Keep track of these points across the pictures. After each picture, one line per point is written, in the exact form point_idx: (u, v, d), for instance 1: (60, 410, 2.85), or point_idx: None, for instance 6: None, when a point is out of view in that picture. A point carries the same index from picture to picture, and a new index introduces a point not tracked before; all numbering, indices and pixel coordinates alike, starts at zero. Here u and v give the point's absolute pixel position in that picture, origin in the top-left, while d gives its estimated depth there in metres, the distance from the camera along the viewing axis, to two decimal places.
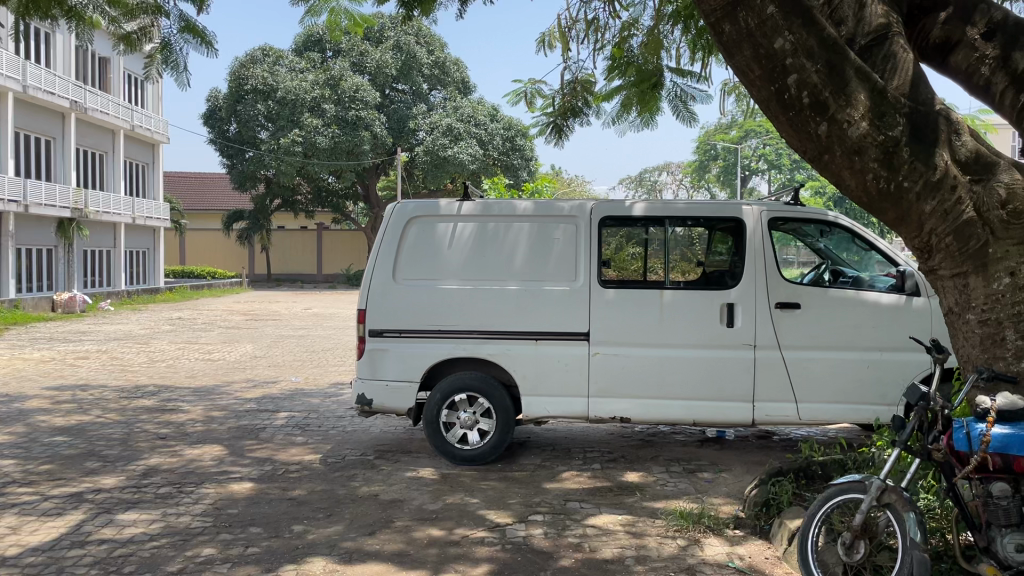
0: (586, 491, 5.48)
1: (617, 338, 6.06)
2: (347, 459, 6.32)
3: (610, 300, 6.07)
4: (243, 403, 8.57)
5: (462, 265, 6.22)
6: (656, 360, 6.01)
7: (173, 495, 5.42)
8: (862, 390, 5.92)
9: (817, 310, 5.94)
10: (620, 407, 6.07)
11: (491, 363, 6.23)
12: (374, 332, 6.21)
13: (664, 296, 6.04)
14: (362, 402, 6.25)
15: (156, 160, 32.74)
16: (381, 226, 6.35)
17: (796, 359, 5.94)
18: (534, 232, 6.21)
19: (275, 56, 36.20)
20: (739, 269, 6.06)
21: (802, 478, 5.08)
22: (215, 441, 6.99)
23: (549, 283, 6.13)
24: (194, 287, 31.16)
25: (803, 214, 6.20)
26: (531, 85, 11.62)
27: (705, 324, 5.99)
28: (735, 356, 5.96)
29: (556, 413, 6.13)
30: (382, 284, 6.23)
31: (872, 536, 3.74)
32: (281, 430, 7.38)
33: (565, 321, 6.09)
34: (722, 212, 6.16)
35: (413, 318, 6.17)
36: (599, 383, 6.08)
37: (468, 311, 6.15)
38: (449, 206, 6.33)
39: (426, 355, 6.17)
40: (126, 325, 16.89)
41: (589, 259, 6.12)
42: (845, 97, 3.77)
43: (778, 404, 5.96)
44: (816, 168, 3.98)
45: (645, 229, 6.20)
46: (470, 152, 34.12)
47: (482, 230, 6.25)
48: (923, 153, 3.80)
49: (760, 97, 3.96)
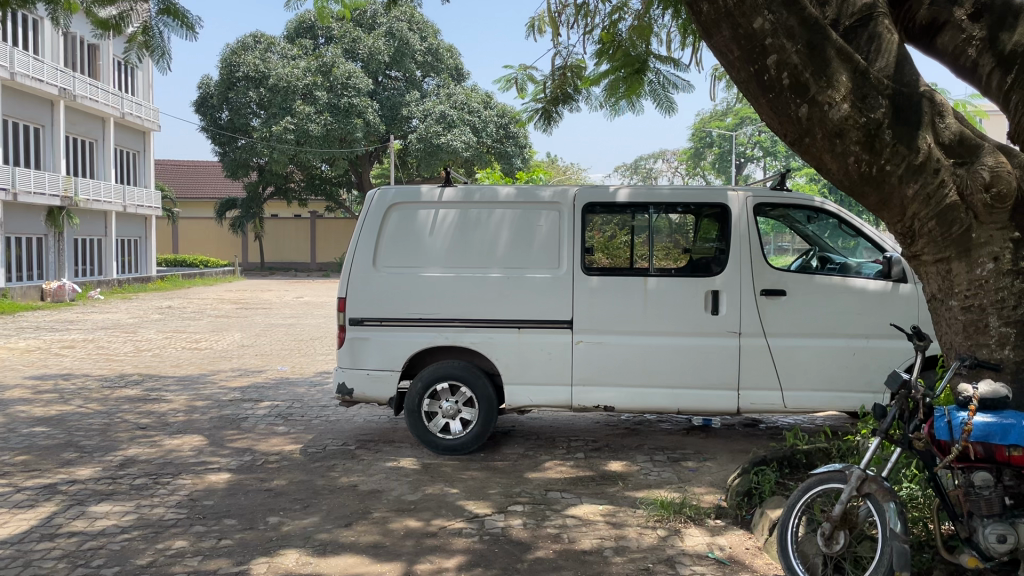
0: (567, 481, 5.41)
1: (600, 326, 5.98)
2: (328, 449, 6.24)
3: (594, 287, 5.99)
4: (227, 393, 8.49)
5: (444, 253, 6.12)
6: (640, 349, 5.94)
7: (148, 487, 5.35)
8: (848, 378, 5.86)
9: (803, 297, 5.86)
10: (604, 395, 6.00)
11: (473, 352, 6.14)
12: (355, 321, 6.12)
13: (648, 284, 5.96)
14: (342, 391, 6.16)
15: (147, 147, 32.51)
16: (361, 212, 6.25)
17: (781, 347, 5.87)
18: (517, 218, 6.11)
19: (266, 43, 35.90)
20: (725, 256, 5.97)
21: (786, 467, 5.10)
22: (195, 431, 6.92)
23: (532, 270, 6.05)
24: (186, 276, 30.98)
25: (790, 199, 6.10)
26: (522, 71, 11.50)
27: (689, 312, 5.91)
28: (719, 344, 5.89)
29: (540, 402, 6.06)
30: (362, 272, 6.14)
31: (851, 527, 3.67)
32: (264, 419, 7.30)
33: (547, 310, 6.01)
34: (708, 198, 6.07)
35: (393, 307, 6.08)
36: (583, 371, 6.00)
37: (449, 299, 6.06)
38: (430, 193, 6.22)
39: (408, 344, 6.08)
40: (114, 314, 16.75)
41: (572, 246, 6.04)
42: (826, 79, 3.68)
43: (763, 392, 5.90)
44: (797, 152, 3.87)
45: (631, 216, 6.11)
46: (464, 140, 33.86)
47: (464, 217, 6.15)
48: (905, 136, 3.71)
49: (739, 79, 3.87)
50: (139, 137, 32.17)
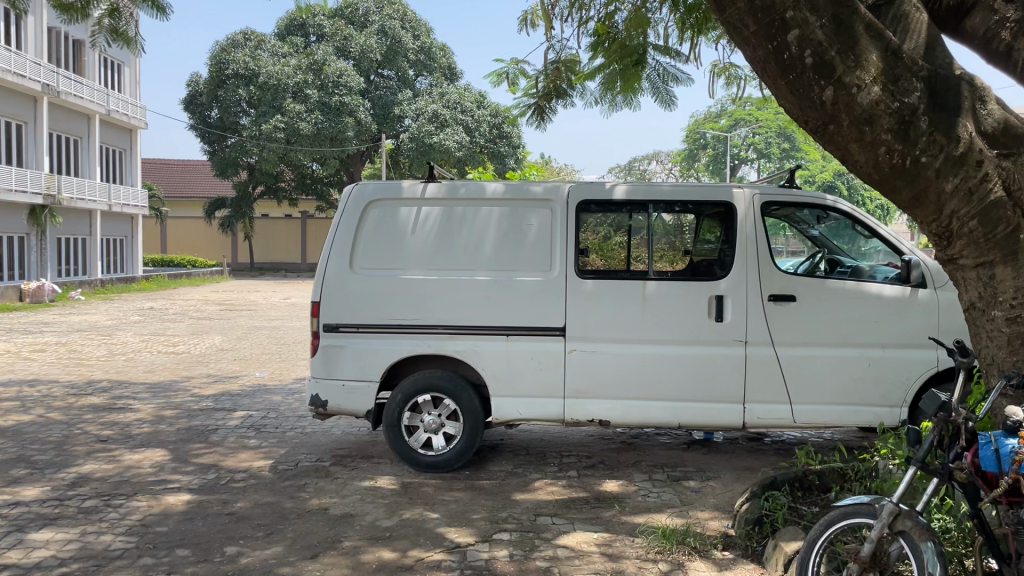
0: (558, 504, 4.94)
1: (595, 334, 5.52)
2: (300, 466, 5.76)
3: (588, 292, 5.54)
4: (198, 401, 8.00)
5: (427, 254, 5.66)
6: (639, 358, 5.48)
7: (97, 510, 4.87)
8: (862, 391, 5.42)
9: (814, 303, 5.42)
10: (598, 409, 5.54)
11: (457, 361, 5.68)
12: (329, 327, 5.64)
13: (648, 288, 5.51)
14: (316, 403, 5.69)
15: (134, 145, 31.96)
16: (337, 208, 5.78)
17: (790, 357, 5.42)
18: (505, 217, 5.66)
19: (256, 40, 35.31)
20: (729, 258, 5.53)
21: (799, 489, 4.70)
22: (159, 445, 6.44)
23: (520, 272, 5.59)
24: (173, 276, 30.40)
25: (800, 198, 5.67)
26: (514, 65, 11.06)
27: (691, 319, 5.46)
28: (724, 354, 5.44)
29: (529, 416, 5.59)
30: (337, 275, 5.66)
31: (882, 568, 3.23)
32: (234, 431, 6.82)
33: (538, 316, 5.54)
34: (711, 196, 5.63)
35: (370, 312, 5.61)
36: (576, 383, 5.54)
37: (432, 305, 5.59)
38: (413, 188, 5.75)
39: (386, 353, 5.60)
40: (92, 315, 16.21)
41: (565, 247, 5.58)
42: (854, 58, 3.23)
43: (771, 406, 5.45)
44: (819, 142, 3.42)
45: (629, 215, 5.67)
46: (456, 140, 33.37)
47: (448, 215, 5.69)
48: (943, 123, 3.27)
49: (755, 58, 3.42)
50: (125, 135, 31.60)
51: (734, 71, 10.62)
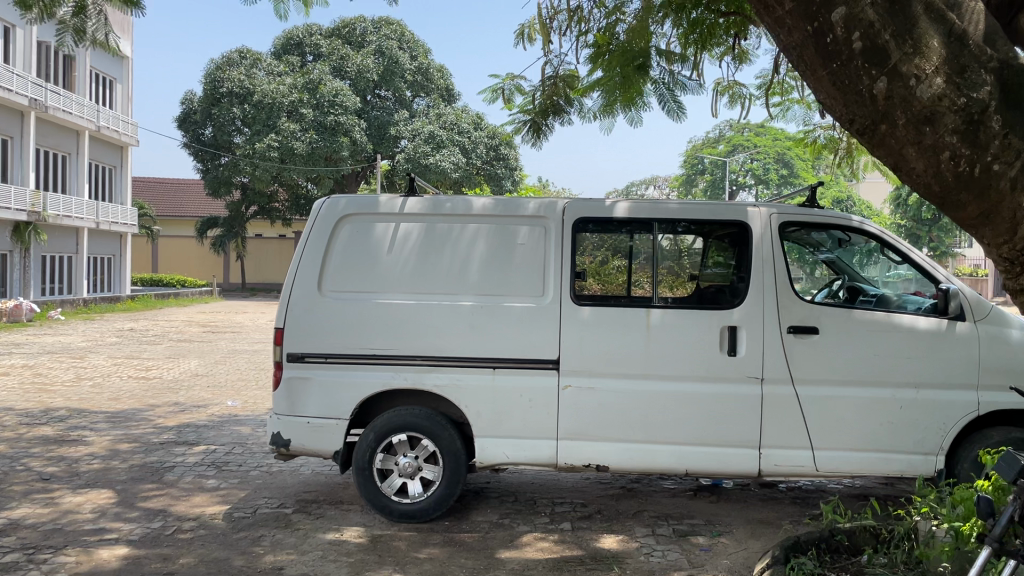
0: (550, 564, 4.30)
1: (592, 369, 4.90)
2: (258, 513, 5.11)
3: (585, 321, 4.93)
4: (159, 435, 7.36)
5: (405, 275, 5.05)
6: (641, 396, 4.86)
7: (16, 566, 4.21)
8: (893, 437, 4.80)
9: (839, 337, 4.83)
10: (596, 452, 4.91)
11: (436, 397, 5.05)
12: (293, 357, 5.01)
13: (652, 316, 4.91)
14: (277, 443, 5.03)
15: (124, 163, 31.41)
16: (306, 223, 5.18)
17: (812, 397, 4.81)
18: (493, 235, 5.07)
19: (252, 59, 35.03)
20: (743, 284, 4.95)
21: (824, 551, 4.08)
22: (106, 486, 5.79)
23: (509, 297, 4.99)
24: (160, 296, 29.75)
25: (821, 218, 5.12)
26: (510, 81, 10.55)
27: (701, 352, 4.85)
28: (737, 393, 4.83)
29: (518, 460, 4.95)
30: (303, 298, 5.04)
31: None
32: (192, 470, 6.18)
33: (528, 347, 4.92)
34: (722, 215, 5.06)
35: (340, 341, 4.98)
36: (571, 423, 4.91)
37: (411, 333, 4.97)
38: (391, 203, 5.17)
39: (358, 387, 4.97)
40: (67, 336, 15.52)
41: (560, 270, 4.99)
42: (912, 43, 2.86)
43: (790, 452, 4.83)
44: (869, 145, 3.08)
45: (630, 237, 5.07)
46: (453, 161, 32.88)
47: (430, 232, 5.10)
48: (1016, 122, 2.91)
49: (792, 42, 3.08)
50: (116, 152, 31.09)
51: (739, 89, 10.12)
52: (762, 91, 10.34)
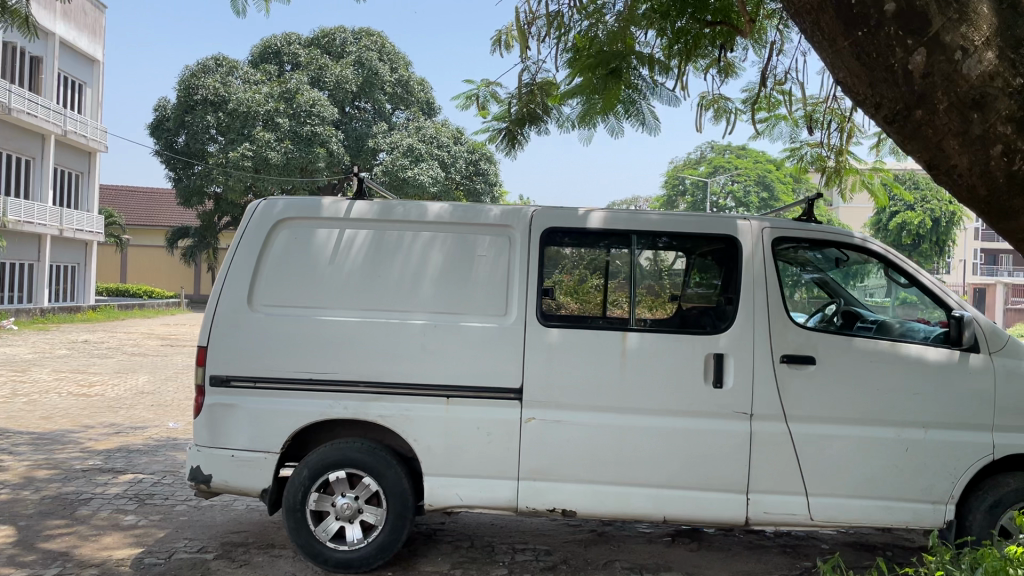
0: None
1: (560, 400, 4.31)
2: (173, 559, 4.45)
3: (553, 345, 4.34)
4: (85, 460, 6.67)
5: (348, 287, 4.44)
6: (615, 432, 4.27)
7: None
8: (898, 482, 4.24)
9: (838, 368, 4.28)
10: (562, 496, 4.30)
11: (383, 428, 4.43)
12: (216, 380, 4.37)
13: (628, 341, 4.33)
14: (197, 479, 4.38)
15: (92, 169, 30.42)
16: (239, 226, 4.57)
17: (807, 436, 4.24)
18: (451, 244, 4.48)
19: (229, 67, 34.34)
20: (732, 306, 4.39)
21: None
22: (8, 521, 5.11)
23: (466, 316, 4.39)
24: (123, 307, 28.85)
25: (819, 234, 4.57)
26: (485, 88, 10.01)
27: (683, 383, 4.28)
28: (723, 429, 4.26)
29: (473, 503, 4.33)
30: (231, 312, 4.41)
31: None
32: (109, 504, 5.50)
33: (488, 374, 4.32)
34: (709, 229, 4.52)
35: (273, 362, 4.36)
36: (534, 461, 4.30)
37: (353, 354, 4.35)
38: (336, 206, 4.57)
39: (291, 415, 4.33)
40: (14, 348, 14.69)
41: (526, 286, 4.41)
42: (959, 11, 3.03)
43: (782, 498, 4.25)
44: (894, 128, 3.18)
45: (606, 251, 4.49)
46: (431, 175, 32.20)
47: (379, 240, 4.50)
48: None
49: (810, 9, 3.28)
50: (84, 158, 30.20)
51: (723, 104, 9.64)
52: (748, 106, 9.87)
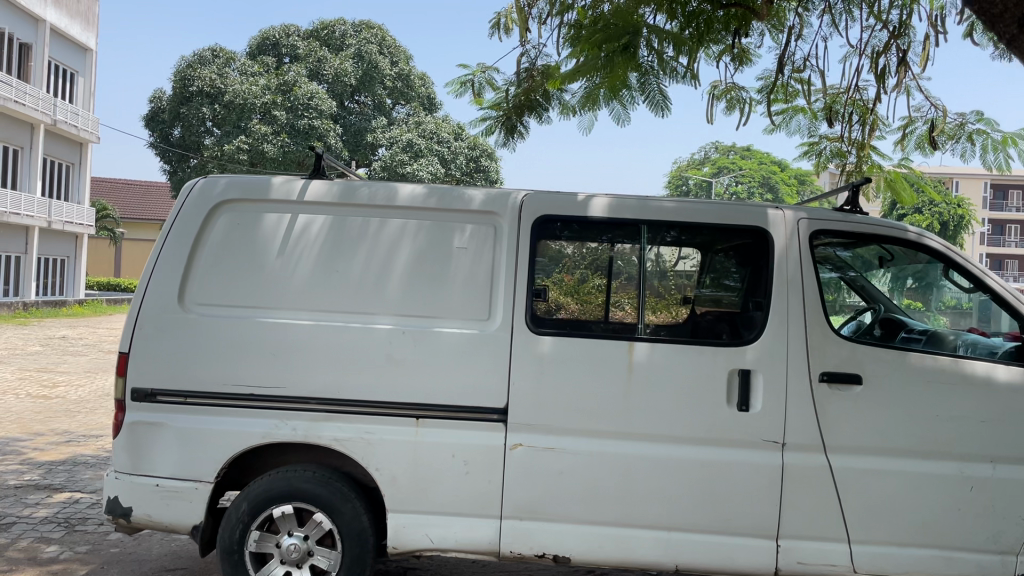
0: None
1: (554, 423, 3.57)
2: None
3: (546, 356, 3.60)
4: (22, 475, 5.93)
5: (301, 285, 3.70)
6: (619, 463, 3.53)
7: None
8: (960, 528, 3.50)
9: (889, 389, 3.54)
10: (553, 539, 3.56)
11: (339, 454, 3.69)
12: (140, 395, 3.63)
13: (636, 353, 3.59)
14: (117, 511, 3.65)
15: (83, 161, 29.71)
16: (172, 209, 3.83)
17: (851, 470, 3.51)
18: (425, 235, 3.74)
19: (226, 58, 33.19)
20: (761, 312, 3.66)
21: None
22: None
23: (442, 321, 3.66)
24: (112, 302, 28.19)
25: (866, 227, 3.82)
26: (482, 73, 9.26)
27: (701, 404, 3.54)
28: (750, 461, 3.52)
29: (446, 545, 3.59)
30: (159, 312, 3.68)
31: None
32: (33, 531, 4.76)
33: (467, 391, 3.58)
34: (733, 220, 3.78)
35: (208, 375, 3.62)
36: (521, 497, 3.57)
37: (305, 366, 3.61)
38: (288, 185, 3.84)
39: (227, 439, 3.59)
40: None
41: (514, 285, 3.67)
42: None
43: (820, 546, 3.51)
44: None
45: (610, 245, 3.75)
46: (430, 172, 31.51)
47: (339, 229, 3.76)
48: None
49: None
50: (76, 150, 29.48)
51: (738, 93, 8.88)
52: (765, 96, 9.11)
